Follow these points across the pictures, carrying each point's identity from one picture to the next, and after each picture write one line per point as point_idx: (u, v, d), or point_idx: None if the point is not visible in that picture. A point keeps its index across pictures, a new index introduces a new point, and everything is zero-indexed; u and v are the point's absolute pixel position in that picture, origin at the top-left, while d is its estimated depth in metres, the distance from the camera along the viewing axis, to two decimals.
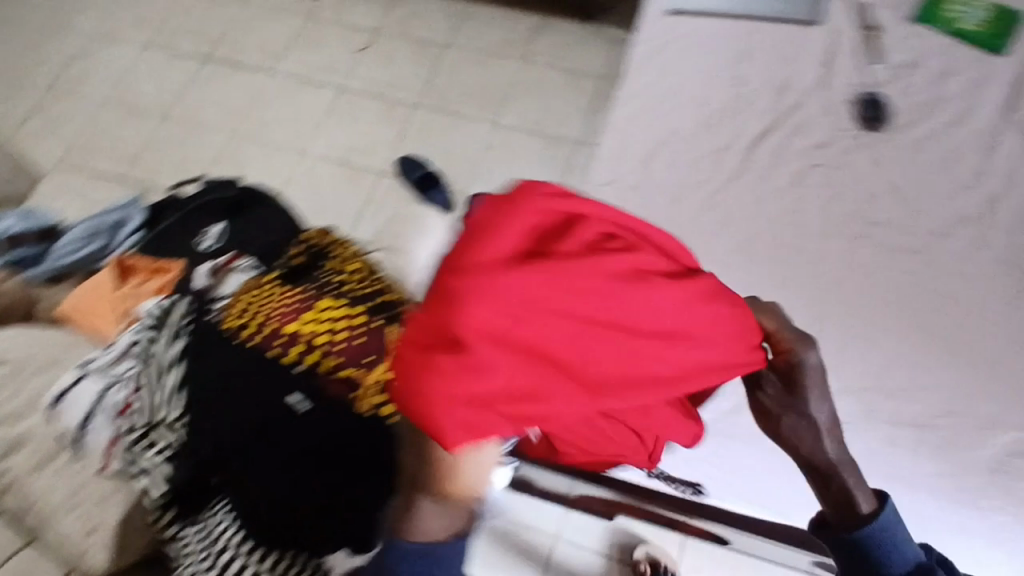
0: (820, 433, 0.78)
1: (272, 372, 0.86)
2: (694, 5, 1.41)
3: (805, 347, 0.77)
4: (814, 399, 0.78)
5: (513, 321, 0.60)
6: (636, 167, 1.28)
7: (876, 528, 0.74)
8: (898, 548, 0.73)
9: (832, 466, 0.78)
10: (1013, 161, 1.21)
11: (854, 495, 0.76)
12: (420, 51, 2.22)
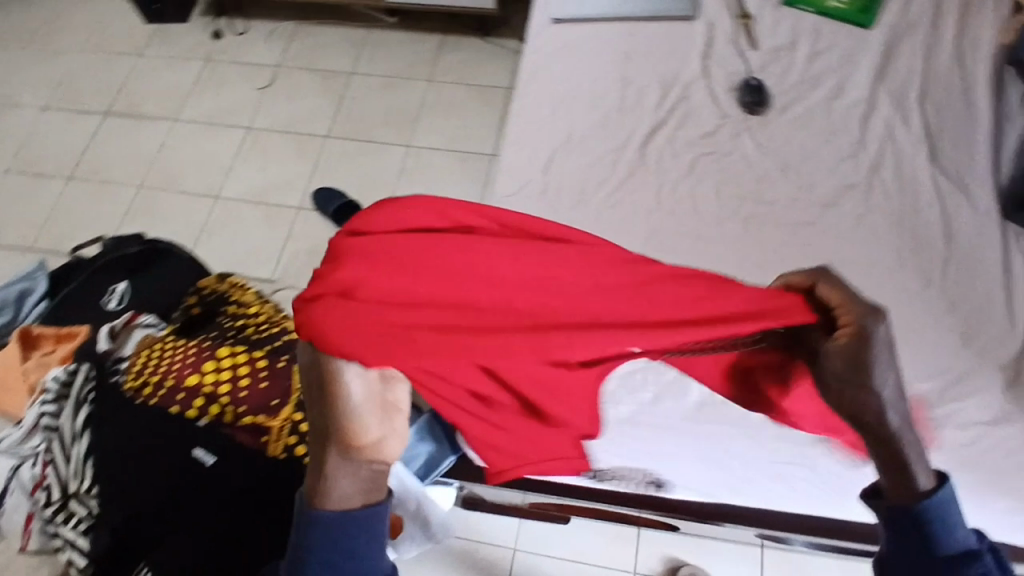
0: (883, 405, 0.64)
1: (178, 428, 0.93)
2: (576, 13, 1.46)
3: (870, 318, 0.61)
4: (881, 371, 0.63)
5: (398, 270, 0.66)
6: (536, 174, 1.30)
7: (932, 504, 0.65)
8: (949, 528, 0.64)
9: (895, 437, 0.66)
10: (889, 125, 1.26)
11: (914, 471, 0.66)
12: (326, 83, 2.21)
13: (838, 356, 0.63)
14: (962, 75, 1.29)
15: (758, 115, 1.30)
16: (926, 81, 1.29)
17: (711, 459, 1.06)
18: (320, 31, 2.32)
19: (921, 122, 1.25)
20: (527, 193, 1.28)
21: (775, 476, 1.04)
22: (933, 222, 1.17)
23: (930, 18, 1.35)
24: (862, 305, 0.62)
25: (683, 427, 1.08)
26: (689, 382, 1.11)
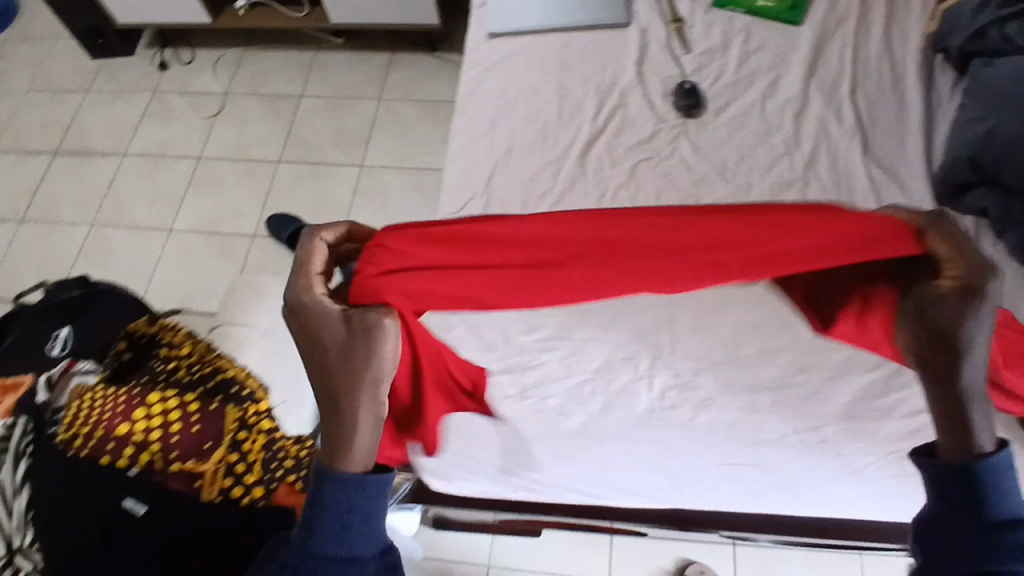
0: (973, 360, 0.63)
1: (105, 479, 0.85)
2: (511, 26, 1.46)
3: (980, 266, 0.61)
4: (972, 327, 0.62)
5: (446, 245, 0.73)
6: (478, 190, 1.29)
7: (995, 462, 0.63)
8: (1002, 495, 0.63)
9: (964, 394, 0.64)
10: (822, 120, 1.27)
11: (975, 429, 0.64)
12: (276, 107, 2.20)
13: (938, 305, 0.63)
14: (892, 65, 1.31)
15: (694, 118, 1.31)
16: (857, 74, 1.31)
17: (659, 464, 1.07)
18: (267, 56, 2.31)
19: (852, 114, 1.26)
20: (470, 210, 1.27)
21: (724, 475, 1.07)
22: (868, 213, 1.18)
23: (859, 11, 1.37)
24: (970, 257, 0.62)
25: (635, 435, 1.07)
26: (638, 389, 1.09)
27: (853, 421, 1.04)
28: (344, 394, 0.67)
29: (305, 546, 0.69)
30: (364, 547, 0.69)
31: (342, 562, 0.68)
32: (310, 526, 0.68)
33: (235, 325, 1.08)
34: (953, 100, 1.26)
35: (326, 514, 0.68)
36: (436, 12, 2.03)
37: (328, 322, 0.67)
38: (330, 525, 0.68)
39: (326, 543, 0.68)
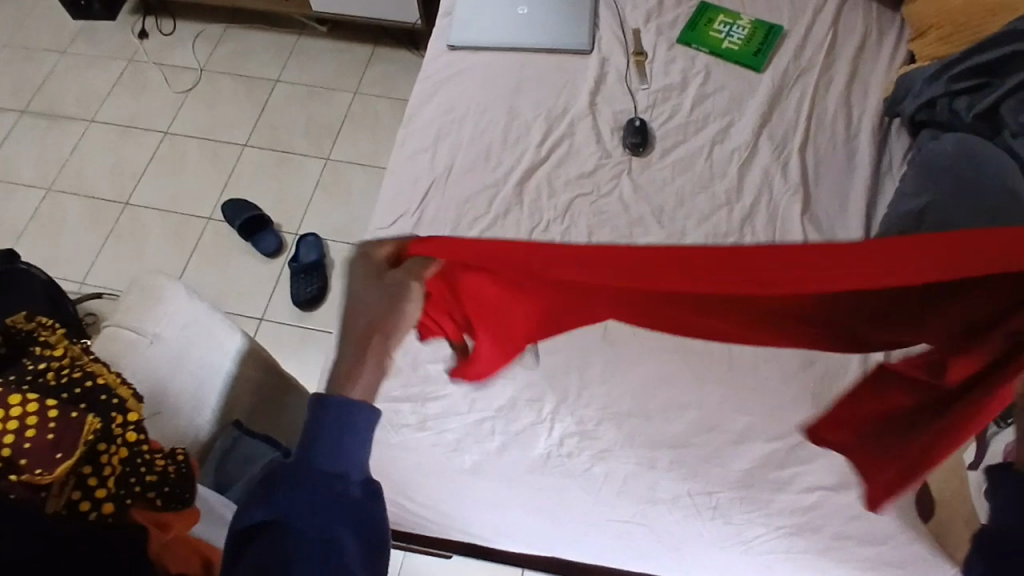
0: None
1: None
2: (471, 39, 1.43)
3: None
4: None
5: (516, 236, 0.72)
6: (411, 207, 1.26)
7: None
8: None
9: None
10: (767, 173, 1.24)
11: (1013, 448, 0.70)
12: (250, 89, 2.17)
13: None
14: (848, 123, 1.27)
15: (640, 156, 1.28)
16: (811, 129, 1.27)
17: (547, 507, 1.07)
18: (248, 37, 2.28)
19: (799, 170, 1.23)
20: (400, 228, 1.25)
21: (613, 524, 1.06)
22: None
23: (823, 63, 1.33)
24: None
25: (525, 478, 1.05)
26: (538, 432, 1.05)
27: (750, 490, 1.00)
28: (365, 336, 0.68)
29: (295, 462, 0.64)
30: (352, 467, 0.65)
31: (326, 480, 0.64)
32: (309, 437, 0.65)
33: (127, 328, 1.07)
34: (902, 167, 1.23)
35: (317, 433, 0.65)
36: (418, 11, 1.99)
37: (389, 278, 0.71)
38: (321, 443, 0.64)
39: (320, 458, 0.64)
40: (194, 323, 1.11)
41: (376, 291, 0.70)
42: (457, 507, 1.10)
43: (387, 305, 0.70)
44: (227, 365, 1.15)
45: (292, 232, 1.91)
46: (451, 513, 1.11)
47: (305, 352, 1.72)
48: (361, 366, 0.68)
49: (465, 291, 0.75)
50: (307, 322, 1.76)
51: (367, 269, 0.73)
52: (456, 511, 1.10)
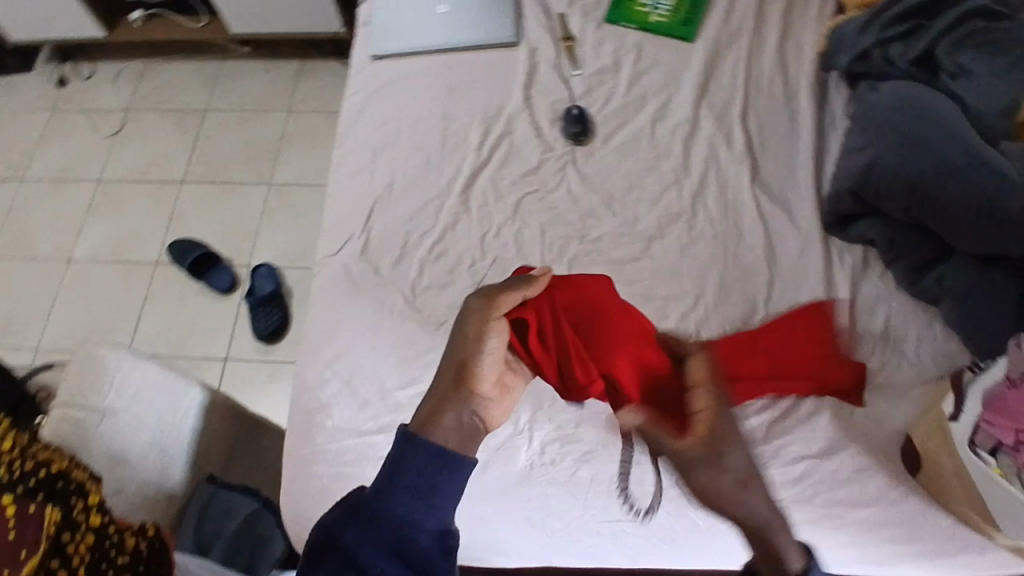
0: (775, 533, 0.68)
1: None
2: (395, 48, 1.38)
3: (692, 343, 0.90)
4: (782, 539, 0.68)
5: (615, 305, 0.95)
6: (357, 231, 1.22)
7: None
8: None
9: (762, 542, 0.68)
10: (712, 144, 1.22)
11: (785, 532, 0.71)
12: (180, 122, 2.07)
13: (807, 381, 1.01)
14: (786, 84, 1.25)
15: (583, 145, 1.25)
16: (750, 94, 1.25)
17: (534, 524, 1.02)
18: (169, 68, 2.17)
19: (743, 139, 1.21)
20: (349, 254, 1.21)
21: (607, 530, 1.02)
22: (756, 247, 1.13)
23: (753, 25, 1.31)
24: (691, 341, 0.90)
25: (510, 493, 1.03)
26: (519, 444, 1.05)
27: None
28: (460, 374, 0.77)
29: (376, 499, 0.68)
30: (427, 518, 0.67)
31: (401, 525, 0.67)
32: (396, 479, 0.68)
33: (75, 408, 1.02)
34: (844, 121, 1.22)
35: (402, 475, 0.68)
36: (340, 17, 1.89)
37: (482, 312, 0.81)
38: (403, 487, 0.68)
39: (399, 498, 0.68)
40: (142, 386, 1.06)
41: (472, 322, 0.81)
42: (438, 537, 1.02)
43: (475, 338, 0.79)
44: (190, 424, 1.10)
45: (244, 264, 1.83)
46: None
47: (274, 388, 1.67)
48: (446, 406, 0.75)
49: (572, 314, 0.93)
50: (273, 356, 1.71)
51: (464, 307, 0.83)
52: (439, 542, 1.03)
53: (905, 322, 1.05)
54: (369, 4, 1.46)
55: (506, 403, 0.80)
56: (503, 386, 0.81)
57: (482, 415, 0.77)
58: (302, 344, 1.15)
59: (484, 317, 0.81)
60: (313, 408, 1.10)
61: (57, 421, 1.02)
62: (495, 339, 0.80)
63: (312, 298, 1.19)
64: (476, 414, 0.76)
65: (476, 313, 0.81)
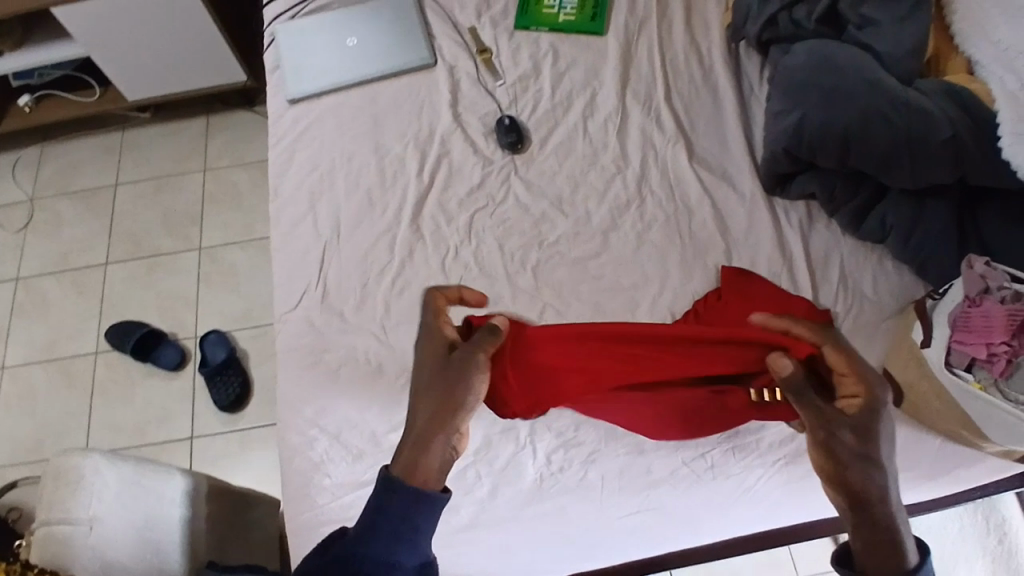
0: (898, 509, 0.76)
1: None
2: (310, 88, 1.35)
3: (879, 389, 0.80)
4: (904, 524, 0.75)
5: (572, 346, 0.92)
6: (312, 280, 1.19)
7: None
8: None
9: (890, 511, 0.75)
10: (645, 130, 1.25)
11: (904, 539, 0.73)
12: (89, 201, 1.94)
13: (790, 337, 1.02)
14: (700, 59, 1.30)
15: (520, 153, 1.26)
16: (669, 76, 1.29)
17: (555, 533, 1.05)
18: (68, 149, 2.01)
19: (672, 119, 1.25)
20: (308, 305, 1.17)
21: (624, 520, 1.05)
22: (707, 221, 1.16)
23: (658, 8, 1.34)
24: (870, 378, 0.80)
25: (525, 512, 1.03)
26: (523, 460, 1.03)
27: (737, 438, 1.02)
28: (446, 410, 0.82)
29: (356, 549, 0.74)
30: (409, 557, 0.74)
31: (385, 568, 0.73)
32: (371, 528, 0.74)
33: (57, 523, 0.93)
34: (761, 87, 1.28)
35: (385, 518, 0.74)
36: (244, 68, 1.82)
37: (457, 358, 0.85)
38: (386, 531, 0.74)
39: (376, 547, 0.73)
40: (122, 485, 1.00)
41: (434, 371, 0.85)
42: (465, 557, 1.05)
43: (460, 383, 0.83)
44: (176, 511, 1.06)
45: (190, 336, 1.75)
46: (461, 563, 1.05)
47: (250, 457, 1.61)
48: (429, 441, 0.81)
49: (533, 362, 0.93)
50: (240, 424, 1.65)
51: (462, 357, 0.85)
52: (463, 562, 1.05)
53: (857, 265, 1.11)
54: (273, 46, 1.41)
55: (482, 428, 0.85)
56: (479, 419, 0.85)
57: (457, 446, 0.83)
58: (279, 406, 1.11)
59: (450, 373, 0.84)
60: (307, 471, 1.06)
61: (44, 542, 0.92)
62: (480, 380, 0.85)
63: (279, 359, 1.15)
64: (453, 450, 0.82)
65: (458, 360, 0.85)
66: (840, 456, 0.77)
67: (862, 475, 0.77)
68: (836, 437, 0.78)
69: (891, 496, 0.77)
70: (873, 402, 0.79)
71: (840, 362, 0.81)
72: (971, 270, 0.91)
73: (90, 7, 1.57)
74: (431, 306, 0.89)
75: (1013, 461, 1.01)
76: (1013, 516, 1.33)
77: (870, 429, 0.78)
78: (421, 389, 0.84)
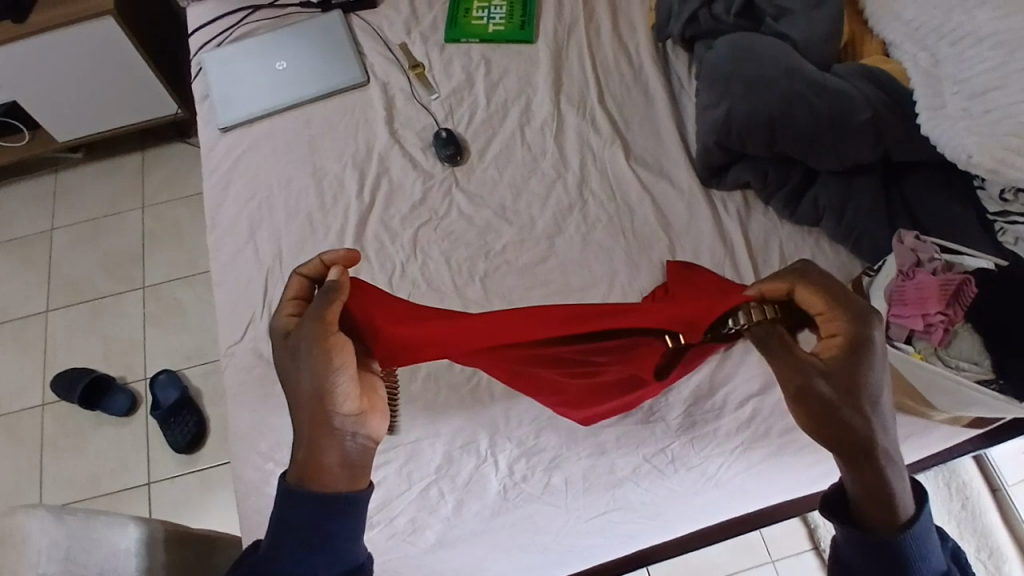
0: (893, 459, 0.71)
1: None
2: (241, 115, 1.32)
3: (858, 326, 0.72)
4: (895, 472, 0.70)
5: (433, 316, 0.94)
6: (257, 310, 1.17)
7: (914, 533, 0.68)
8: (926, 553, 0.68)
9: (881, 464, 0.70)
10: (581, 133, 1.26)
11: (897, 495, 0.69)
12: (25, 248, 1.88)
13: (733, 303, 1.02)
14: (630, 61, 1.32)
15: (460, 165, 1.25)
16: (600, 79, 1.30)
17: (526, 539, 1.06)
18: None
19: (607, 121, 1.26)
20: (255, 335, 1.15)
21: (592, 520, 1.06)
22: (649, 218, 1.18)
23: (585, 13, 1.36)
24: (848, 316, 0.73)
25: (494, 524, 1.03)
26: (486, 473, 1.02)
27: (697, 430, 1.03)
28: (316, 397, 0.73)
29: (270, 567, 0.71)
30: (327, 566, 0.71)
31: None
32: (279, 544, 0.71)
33: None
34: (691, 82, 1.30)
35: (290, 531, 0.71)
36: (175, 99, 1.77)
37: (305, 331, 0.76)
38: (294, 543, 0.71)
39: (289, 563, 0.70)
40: (70, 540, 0.94)
41: (289, 354, 0.76)
42: (440, 565, 1.07)
43: (318, 360, 0.74)
44: (133, 563, 1.00)
45: (140, 378, 1.70)
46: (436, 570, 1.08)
47: (212, 497, 1.57)
48: (317, 438, 0.73)
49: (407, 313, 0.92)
50: (199, 464, 1.60)
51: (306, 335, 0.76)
52: (440, 568, 1.07)
53: (797, 248, 1.13)
54: (201, 75, 1.38)
55: (378, 405, 0.77)
56: (369, 396, 0.77)
57: (359, 427, 0.75)
58: (233, 442, 1.08)
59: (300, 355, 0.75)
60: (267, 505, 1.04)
61: None
62: (338, 356, 0.75)
63: (228, 393, 1.12)
64: (359, 434, 0.74)
65: (303, 339, 0.75)
66: (820, 408, 0.71)
67: (853, 424, 0.70)
68: (810, 388, 0.71)
69: (885, 449, 0.71)
70: (850, 342, 0.72)
71: (813, 301, 0.75)
72: (902, 244, 0.95)
73: (7, 51, 1.52)
74: (289, 290, 0.85)
75: (962, 425, 1.04)
76: (973, 480, 1.37)
77: (850, 379, 0.71)
78: (289, 380, 0.76)
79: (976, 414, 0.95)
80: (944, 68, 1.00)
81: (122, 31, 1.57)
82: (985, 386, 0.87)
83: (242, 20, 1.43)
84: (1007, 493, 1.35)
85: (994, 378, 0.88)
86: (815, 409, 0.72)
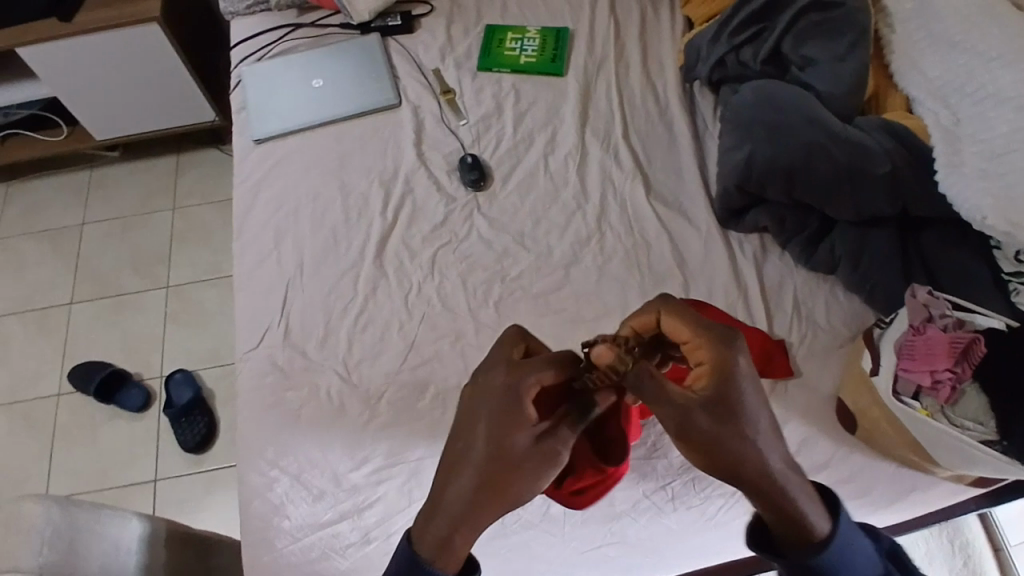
0: (790, 479, 0.68)
1: None
2: (274, 128, 1.36)
3: (725, 351, 0.70)
4: (801, 496, 0.67)
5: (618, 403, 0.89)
6: (275, 318, 1.19)
7: (831, 551, 0.65)
8: (853, 560, 0.65)
9: (781, 484, 0.67)
10: (603, 166, 1.28)
11: (805, 515, 0.66)
12: (57, 240, 1.93)
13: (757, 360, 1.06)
14: (656, 99, 1.34)
15: (483, 190, 1.28)
16: (626, 115, 1.33)
17: (520, 569, 1.05)
18: (34, 189, 2.00)
19: (630, 157, 1.28)
20: (271, 343, 1.17)
21: (589, 558, 1.05)
22: (665, 255, 1.19)
23: (615, 50, 1.39)
24: (711, 340, 0.71)
25: (489, 551, 1.04)
26: None
27: (696, 470, 1.05)
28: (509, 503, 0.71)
29: None
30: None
31: None
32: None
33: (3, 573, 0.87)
34: (715, 125, 1.32)
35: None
36: (212, 107, 1.83)
37: (549, 441, 0.71)
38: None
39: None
40: (75, 531, 0.96)
41: (535, 451, 0.70)
42: None
43: (540, 474, 0.70)
44: (133, 558, 1.02)
45: (155, 376, 1.73)
46: None
47: (215, 497, 1.59)
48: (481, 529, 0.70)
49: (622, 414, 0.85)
50: (206, 464, 1.62)
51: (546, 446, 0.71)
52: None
53: (810, 294, 1.14)
54: (240, 88, 1.43)
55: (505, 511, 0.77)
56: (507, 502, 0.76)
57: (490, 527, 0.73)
58: (240, 445, 1.10)
59: (539, 464, 0.70)
60: (268, 511, 1.05)
61: None
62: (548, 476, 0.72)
63: (240, 398, 1.14)
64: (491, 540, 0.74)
65: (540, 444, 0.70)
66: (706, 444, 0.67)
67: (741, 452, 0.67)
68: (689, 426, 0.68)
69: (776, 472, 0.68)
70: (720, 371, 0.69)
71: (679, 330, 0.74)
72: (914, 299, 0.94)
73: (54, 48, 1.58)
74: (545, 365, 0.73)
75: (965, 484, 1.03)
76: (977, 538, 1.35)
77: (726, 405, 0.68)
78: (491, 461, 0.69)
79: (980, 474, 0.94)
80: (964, 127, 1.01)
81: (166, 38, 1.62)
82: (989, 446, 0.87)
83: (283, 37, 1.48)
84: (1011, 554, 1.33)
85: (998, 440, 0.88)
86: (701, 446, 0.67)
